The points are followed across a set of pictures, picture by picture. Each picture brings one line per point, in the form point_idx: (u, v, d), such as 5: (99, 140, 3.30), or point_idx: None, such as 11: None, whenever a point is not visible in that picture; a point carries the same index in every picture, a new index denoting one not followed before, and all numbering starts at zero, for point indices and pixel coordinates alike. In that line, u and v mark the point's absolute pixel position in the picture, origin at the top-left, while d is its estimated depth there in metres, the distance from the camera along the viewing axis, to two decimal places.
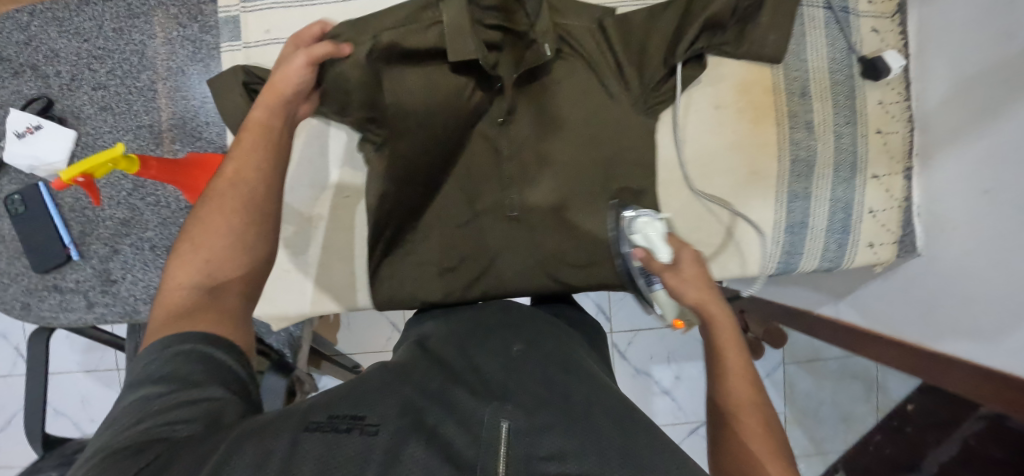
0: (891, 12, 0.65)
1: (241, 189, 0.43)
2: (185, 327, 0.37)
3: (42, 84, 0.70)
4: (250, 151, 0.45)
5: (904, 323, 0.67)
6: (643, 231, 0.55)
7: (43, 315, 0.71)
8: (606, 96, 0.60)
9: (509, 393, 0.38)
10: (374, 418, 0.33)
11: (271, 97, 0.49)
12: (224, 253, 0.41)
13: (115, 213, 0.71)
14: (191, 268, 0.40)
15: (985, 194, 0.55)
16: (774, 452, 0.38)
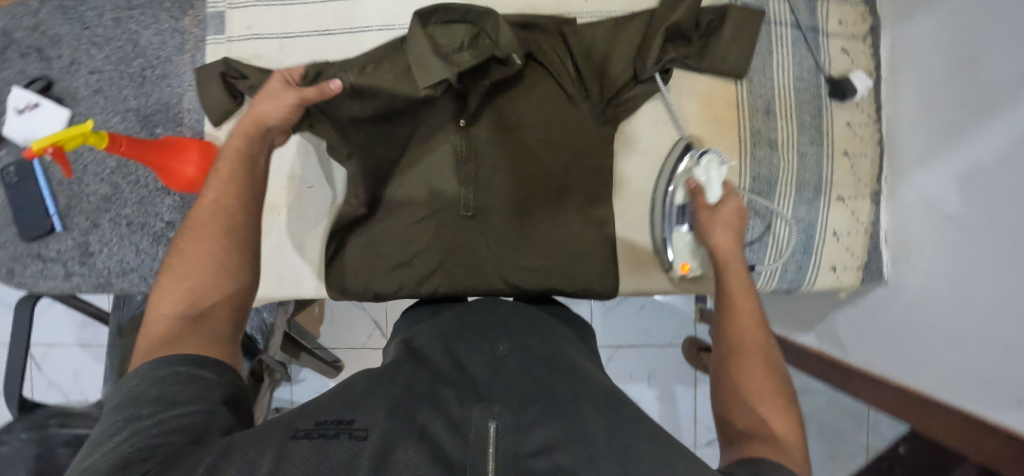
0: (862, 34, 0.66)
1: (222, 217, 0.45)
2: (174, 352, 0.38)
3: (44, 65, 0.70)
4: (224, 179, 0.47)
5: (873, 352, 0.68)
6: (706, 168, 0.60)
7: (25, 282, 0.70)
8: (569, 105, 0.62)
9: (484, 386, 0.38)
10: (363, 422, 0.32)
11: (250, 125, 0.51)
12: (206, 282, 0.42)
13: (97, 189, 0.70)
14: (173, 300, 0.41)
15: (948, 221, 0.56)
16: (765, 384, 0.42)
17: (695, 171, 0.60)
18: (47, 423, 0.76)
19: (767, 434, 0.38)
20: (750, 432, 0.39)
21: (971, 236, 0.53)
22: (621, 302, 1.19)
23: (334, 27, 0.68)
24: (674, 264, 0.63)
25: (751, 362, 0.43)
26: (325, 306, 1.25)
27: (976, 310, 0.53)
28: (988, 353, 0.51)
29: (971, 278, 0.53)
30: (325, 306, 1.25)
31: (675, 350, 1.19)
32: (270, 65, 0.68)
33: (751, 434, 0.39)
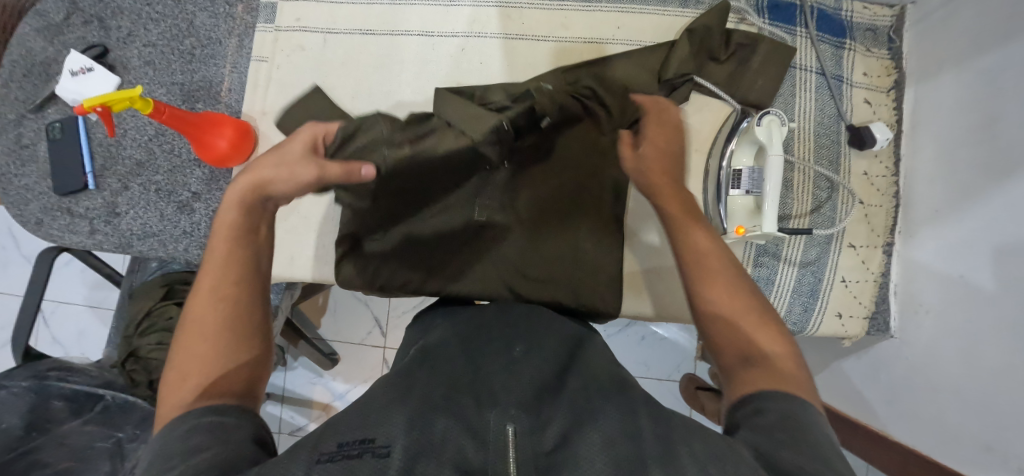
0: (886, 87, 0.68)
1: (230, 267, 0.43)
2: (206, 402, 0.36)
3: (103, 34, 0.75)
4: (220, 255, 0.43)
5: (886, 412, 0.66)
6: (766, 127, 0.59)
7: (51, 234, 0.73)
8: (593, 123, 0.64)
9: (494, 387, 0.38)
10: (384, 439, 0.31)
11: (255, 178, 0.48)
12: (223, 343, 0.39)
13: (132, 154, 0.73)
14: (191, 364, 0.38)
15: (960, 280, 0.56)
16: (734, 297, 0.42)
17: (755, 130, 0.59)
18: (45, 373, 0.75)
19: (765, 369, 0.38)
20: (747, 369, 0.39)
21: (977, 300, 0.53)
22: (622, 329, 1.19)
23: (376, 27, 0.71)
24: (729, 229, 0.62)
25: (717, 294, 0.43)
26: (329, 298, 1.27)
27: (978, 375, 0.52)
28: (987, 420, 0.51)
29: (973, 340, 0.53)
30: (329, 298, 1.27)
31: (671, 385, 1.17)
32: (312, 56, 0.71)
33: (748, 369, 0.39)
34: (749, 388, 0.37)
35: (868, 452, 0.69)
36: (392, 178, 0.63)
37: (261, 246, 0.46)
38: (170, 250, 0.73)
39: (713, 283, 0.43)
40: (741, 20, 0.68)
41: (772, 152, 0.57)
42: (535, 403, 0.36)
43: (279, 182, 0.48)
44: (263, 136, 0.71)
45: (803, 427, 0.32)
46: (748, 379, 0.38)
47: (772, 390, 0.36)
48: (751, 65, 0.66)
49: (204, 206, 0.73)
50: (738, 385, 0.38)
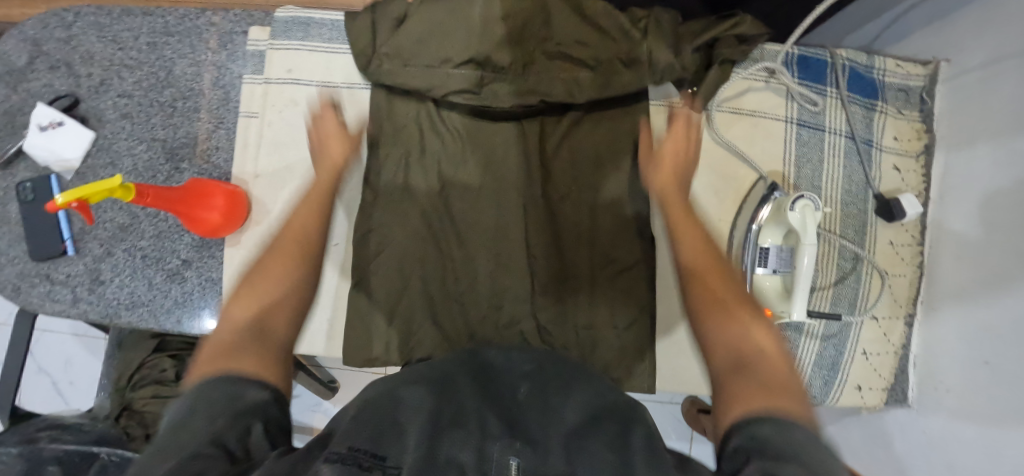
0: (915, 152, 0.64)
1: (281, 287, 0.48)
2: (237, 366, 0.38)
3: (73, 83, 0.69)
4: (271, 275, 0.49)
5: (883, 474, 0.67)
6: (801, 213, 0.54)
7: (30, 301, 0.69)
8: (618, 159, 0.63)
9: (519, 403, 0.44)
10: (395, 459, 0.34)
11: (290, 235, 0.53)
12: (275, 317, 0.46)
13: (114, 218, 0.67)
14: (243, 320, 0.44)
15: (984, 366, 0.55)
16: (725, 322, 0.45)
17: (786, 213, 0.54)
18: (37, 436, 0.80)
19: (758, 382, 0.38)
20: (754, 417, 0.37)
21: (1002, 395, 0.53)
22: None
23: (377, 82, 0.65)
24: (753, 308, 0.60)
25: (713, 326, 0.45)
26: None
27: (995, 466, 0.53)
28: None
29: (992, 434, 0.54)
30: None
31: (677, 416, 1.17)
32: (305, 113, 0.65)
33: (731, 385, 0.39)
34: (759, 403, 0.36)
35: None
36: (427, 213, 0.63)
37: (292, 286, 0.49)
38: (160, 321, 0.67)
39: (706, 334, 0.44)
40: (770, 76, 0.63)
41: (805, 241, 0.54)
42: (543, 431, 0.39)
43: (342, 153, 0.59)
44: (256, 201, 0.65)
45: (772, 429, 0.32)
46: (743, 398, 0.37)
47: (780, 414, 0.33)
48: (772, 132, 0.63)
49: (196, 275, 0.67)
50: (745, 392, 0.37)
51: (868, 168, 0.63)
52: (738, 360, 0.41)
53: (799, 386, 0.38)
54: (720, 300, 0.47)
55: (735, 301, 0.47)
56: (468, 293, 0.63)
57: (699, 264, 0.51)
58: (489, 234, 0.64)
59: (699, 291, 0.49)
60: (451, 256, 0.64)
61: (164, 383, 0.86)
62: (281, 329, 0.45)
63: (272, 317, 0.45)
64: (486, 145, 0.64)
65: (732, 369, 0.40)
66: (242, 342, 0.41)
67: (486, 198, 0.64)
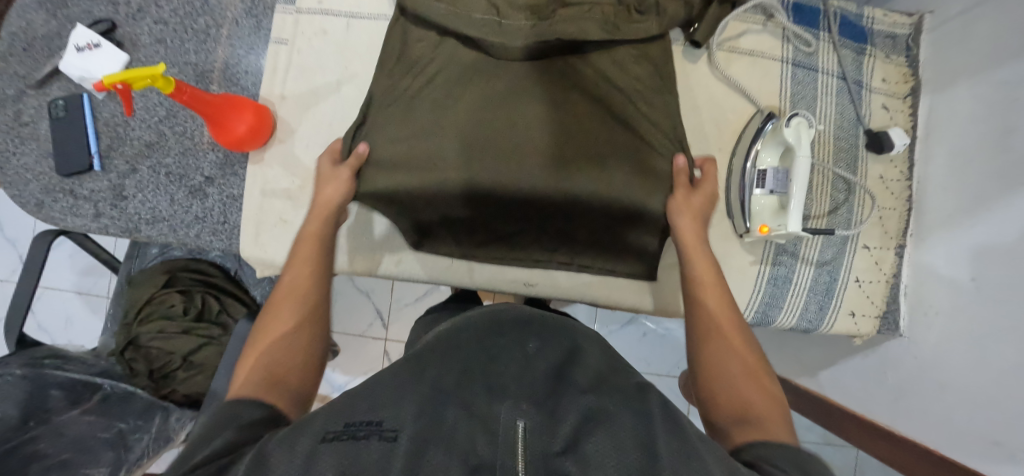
0: (903, 94, 0.69)
1: (297, 294, 0.53)
2: (254, 392, 0.44)
3: (111, 9, 0.72)
4: (295, 277, 0.55)
5: (878, 405, 0.70)
6: (796, 129, 0.58)
7: (53, 217, 0.70)
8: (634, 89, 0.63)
9: (530, 354, 0.45)
10: (392, 423, 0.35)
11: (286, 290, 0.54)
12: (288, 329, 0.50)
13: (142, 135, 0.70)
14: (264, 340, 0.49)
15: (969, 283, 0.58)
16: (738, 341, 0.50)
17: (782, 132, 0.59)
18: (41, 362, 0.79)
19: (756, 416, 0.44)
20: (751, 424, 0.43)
21: (989, 305, 0.56)
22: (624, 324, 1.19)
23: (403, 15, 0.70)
24: (752, 228, 0.63)
25: (726, 339, 0.50)
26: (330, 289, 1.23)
27: (985, 377, 0.55)
28: (992, 415, 0.55)
29: (979, 350, 0.56)
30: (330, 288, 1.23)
31: (670, 380, 1.18)
32: (334, 42, 0.69)
33: (734, 415, 0.45)
34: (754, 436, 0.42)
35: (847, 434, 0.75)
36: None
37: (305, 293, 0.54)
38: (180, 236, 0.69)
39: (715, 362, 0.49)
40: (768, 19, 0.68)
41: (800, 153, 0.58)
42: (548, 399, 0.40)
43: (338, 195, 0.60)
44: (280, 119, 0.69)
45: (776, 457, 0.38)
46: (744, 428, 0.43)
47: (768, 443, 0.40)
48: (769, 71, 0.68)
49: (218, 191, 0.69)
50: (751, 424, 0.43)
51: (857, 102, 0.67)
52: (742, 385, 0.47)
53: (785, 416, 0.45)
54: (724, 318, 0.52)
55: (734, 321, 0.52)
56: (480, 215, 0.64)
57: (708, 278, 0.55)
58: (501, 153, 0.62)
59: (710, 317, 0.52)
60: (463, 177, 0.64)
61: (172, 318, 0.87)
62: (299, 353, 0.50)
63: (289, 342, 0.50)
64: (505, 65, 0.62)
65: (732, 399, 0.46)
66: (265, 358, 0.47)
67: (496, 125, 0.63)
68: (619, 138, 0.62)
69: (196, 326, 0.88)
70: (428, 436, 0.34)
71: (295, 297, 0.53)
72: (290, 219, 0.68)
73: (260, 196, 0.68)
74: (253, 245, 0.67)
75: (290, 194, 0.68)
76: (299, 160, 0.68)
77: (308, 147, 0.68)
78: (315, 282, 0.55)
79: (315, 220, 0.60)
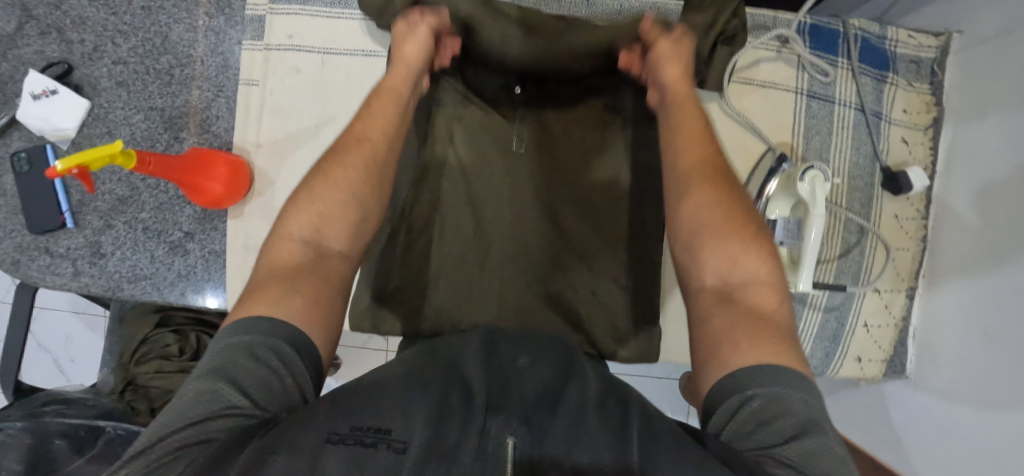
0: (924, 125, 0.64)
1: (358, 166, 0.47)
2: (283, 298, 0.39)
3: (65, 49, 0.66)
4: (364, 135, 0.50)
5: (882, 442, 0.69)
6: (810, 184, 0.55)
7: (29, 275, 0.67)
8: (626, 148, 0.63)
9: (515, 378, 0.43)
10: (400, 432, 0.32)
11: (357, 153, 0.48)
12: (340, 217, 0.45)
13: (114, 190, 0.66)
14: (302, 221, 0.44)
15: (983, 335, 0.56)
16: (725, 208, 0.44)
17: (796, 184, 0.55)
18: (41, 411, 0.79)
19: (749, 320, 0.38)
20: (745, 324, 0.37)
21: (1002, 358, 0.53)
22: None
23: (382, 48, 0.64)
24: None
25: (716, 205, 0.44)
26: None
27: (995, 431, 0.53)
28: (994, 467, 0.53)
29: (989, 402, 0.54)
30: None
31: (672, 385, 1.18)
32: (308, 80, 0.64)
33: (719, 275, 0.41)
34: (744, 339, 0.36)
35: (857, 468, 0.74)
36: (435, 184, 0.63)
37: (357, 172, 0.47)
38: (163, 294, 0.67)
39: (704, 223, 0.43)
40: (782, 45, 0.63)
41: (814, 211, 0.55)
42: (539, 417, 0.37)
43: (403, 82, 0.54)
44: (258, 170, 0.64)
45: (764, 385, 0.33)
46: (738, 336, 0.37)
47: (771, 364, 0.34)
48: (780, 104, 0.63)
49: (199, 247, 0.66)
50: (754, 324, 0.37)
51: (874, 135, 0.63)
52: (729, 253, 0.41)
53: (786, 316, 0.39)
54: (713, 181, 0.45)
55: (729, 191, 0.45)
56: (477, 289, 0.63)
57: (694, 139, 0.48)
58: (499, 227, 0.64)
59: (691, 166, 0.47)
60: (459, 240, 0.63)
61: (169, 357, 0.86)
62: (339, 250, 0.44)
63: (335, 234, 0.44)
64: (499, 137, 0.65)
65: (719, 289, 0.41)
66: (313, 234, 0.43)
67: (495, 200, 0.63)
68: (613, 203, 0.63)
69: (194, 364, 0.86)
70: (431, 445, 0.31)
71: (360, 176, 0.47)
72: None
73: (244, 253, 0.64)
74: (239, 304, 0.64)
75: None
76: None
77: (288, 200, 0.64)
78: (378, 164, 0.49)
79: (397, 80, 0.54)
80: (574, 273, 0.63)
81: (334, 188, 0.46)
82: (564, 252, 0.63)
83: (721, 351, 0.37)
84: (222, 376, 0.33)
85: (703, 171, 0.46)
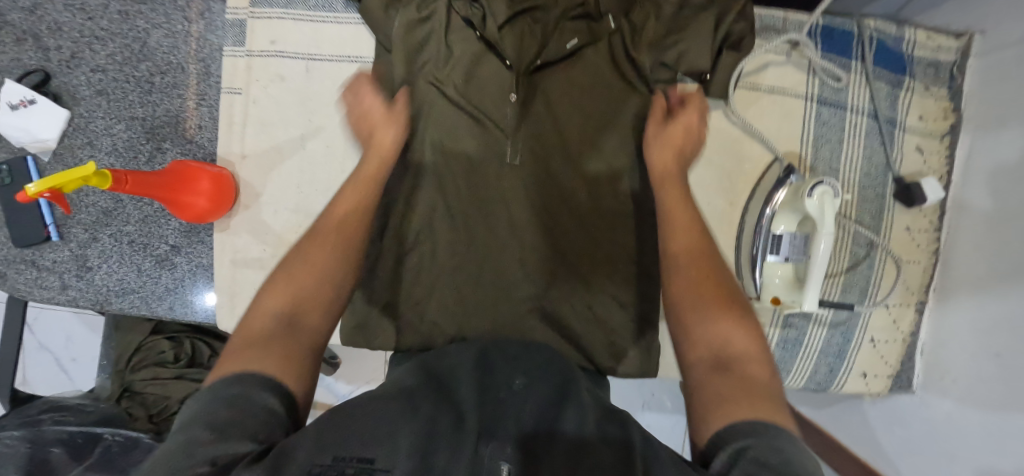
0: (941, 132, 0.60)
1: (337, 229, 0.49)
2: (252, 362, 0.37)
3: (42, 56, 0.64)
4: (344, 202, 0.52)
5: (882, 454, 0.68)
6: (819, 201, 0.52)
7: (18, 288, 0.66)
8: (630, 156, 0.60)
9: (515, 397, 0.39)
10: (384, 462, 0.29)
11: (331, 223, 0.50)
12: (314, 287, 0.44)
13: (97, 202, 0.65)
14: (277, 299, 0.43)
15: (994, 358, 0.53)
16: (711, 294, 0.45)
17: (805, 202, 0.53)
18: (38, 418, 0.79)
19: (737, 386, 0.37)
20: (729, 388, 0.37)
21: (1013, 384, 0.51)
22: None
23: (368, 54, 0.61)
24: (762, 298, 0.58)
25: (700, 284, 0.46)
26: None
27: (999, 455, 0.51)
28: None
29: (996, 426, 0.52)
30: None
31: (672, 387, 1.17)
32: (292, 88, 0.61)
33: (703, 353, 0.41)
34: (724, 407, 0.35)
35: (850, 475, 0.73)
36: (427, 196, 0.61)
37: (336, 231, 0.49)
38: (152, 308, 0.65)
39: (687, 311, 0.44)
40: (792, 48, 0.59)
41: (822, 229, 0.52)
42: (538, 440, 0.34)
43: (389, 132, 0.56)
44: (243, 183, 0.62)
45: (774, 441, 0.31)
46: (724, 400, 0.36)
47: (755, 420, 0.33)
48: (788, 111, 0.60)
49: (186, 260, 0.65)
50: (738, 393, 0.36)
51: (886, 143, 0.60)
52: (715, 333, 0.42)
53: (779, 390, 0.38)
54: (696, 257, 0.48)
55: (708, 270, 0.47)
56: (470, 304, 0.61)
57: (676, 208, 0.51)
58: (494, 240, 0.61)
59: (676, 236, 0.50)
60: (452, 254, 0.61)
61: (165, 365, 0.86)
62: (314, 322, 0.43)
63: (309, 310, 0.43)
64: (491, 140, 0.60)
65: (713, 366, 0.39)
66: (286, 305, 0.43)
67: (489, 212, 0.61)
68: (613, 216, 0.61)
69: (189, 371, 0.86)
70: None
71: (338, 236, 0.49)
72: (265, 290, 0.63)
73: (232, 268, 0.63)
74: (228, 319, 0.63)
75: (260, 265, 0.62)
76: (268, 227, 0.62)
77: (275, 214, 0.62)
78: (358, 223, 0.51)
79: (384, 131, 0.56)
80: (571, 288, 0.61)
81: (310, 258, 0.46)
82: (561, 267, 0.61)
83: (718, 406, 0.36)
84: (197, 428, 0.30)
85: (686, 247, 0.49)
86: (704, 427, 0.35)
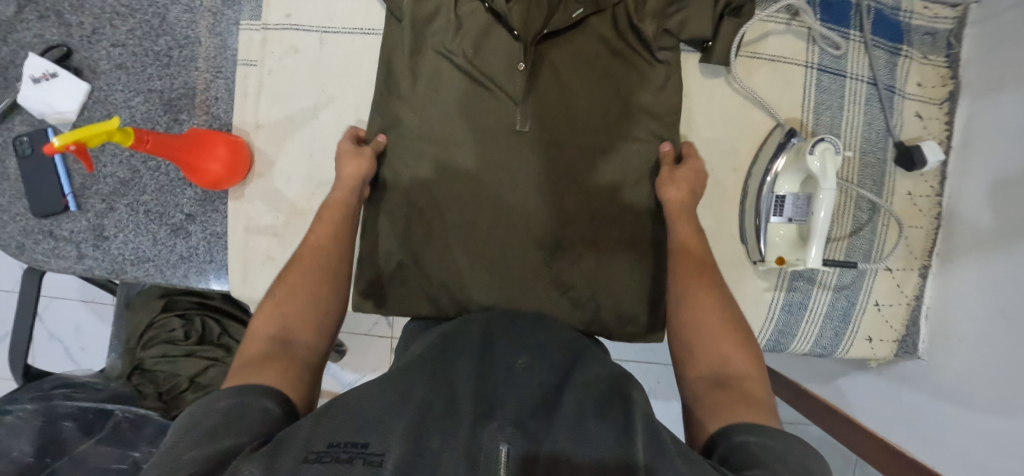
0: (939, 99, 0.62)
1: (318, 260, 0.51)
2: (257, 375, 0.39)
3: (64, 32, 0.66)
4: (322, 236, 0.53)
5: (882, 419, 0.68)
6: (821, 158, 0.53)
7: (35, 258, 0.68)
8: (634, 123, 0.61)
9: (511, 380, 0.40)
10: (377, 446, 0.31)
11: (310, 258, 0.51)
12: (303, 308, 0.47)
13: (115, 172, 0.66)
14: (268, 324, 0.45)
15: (1000, 316, 0.54)
16: (715, 308, 0.47)
17: (806, 157, 0.54)
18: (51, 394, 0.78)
19: (736, 398, 0.39)
20: (728, 397, 0.39)
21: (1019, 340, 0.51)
22: None
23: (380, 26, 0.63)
24: (767, 258, 0.59)
25: (703, 299, 0.47)
26: None
27: (1005, 415, 0.51)
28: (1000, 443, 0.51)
29: (1000, 382, 0.53)
30: None
31: None
32: (306, 60, 0.63)
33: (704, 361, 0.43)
34: (721, 413, 0.38)
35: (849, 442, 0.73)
36: (436, 163, 0.62)
37: (317, 260, 0.51)
38: (166, 276, 0.67)
39: (691, 323, 0.46)
40: (792, 17, 0.61)
41: (824, 186, 0.53)
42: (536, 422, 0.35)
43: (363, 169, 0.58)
44: (258, 151, 0.64)
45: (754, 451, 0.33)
46: (719, 408, 0.38)
47: (749, 424, 0.36)
48: (789, 78, 0.61)
49: (201, 229, 0.66)
50: (737, 403, 0.38)
51: (886, 109, 0.61)
52: (721, 347, 0.43)
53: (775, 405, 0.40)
54: (701, 273, 0.50)
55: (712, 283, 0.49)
56: (479, 268, 0.62)
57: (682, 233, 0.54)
58: (500, 206, 0.62)
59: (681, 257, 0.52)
60: (461, 219, 0.62)
61: (175, 342, 0.86)
62: (305, 343, 0.45)
63: (299, 332, 0.45)
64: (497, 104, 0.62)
65: (711, 382, 0.42)
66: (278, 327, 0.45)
67: (497, 178, 0.62)
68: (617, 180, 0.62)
69: (199, 348, 0.87)
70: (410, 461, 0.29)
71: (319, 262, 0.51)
72: (278, 256, 0.64)
73: (246, 234, 0.64)
74: (241, 285, 0.64)
75: (274, 231, 0.64)
76: (281, 195, 0.64)
77: (289, 181, 0.64)
78: (337, 253, 0.53)
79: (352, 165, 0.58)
80: (578, 251, 0.62)
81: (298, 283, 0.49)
82: (568, 233, 0.62)
83: (711, 419, 0.38)
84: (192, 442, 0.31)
85: (694, 264, 0.51)
86: (708, 424, 0.38)
